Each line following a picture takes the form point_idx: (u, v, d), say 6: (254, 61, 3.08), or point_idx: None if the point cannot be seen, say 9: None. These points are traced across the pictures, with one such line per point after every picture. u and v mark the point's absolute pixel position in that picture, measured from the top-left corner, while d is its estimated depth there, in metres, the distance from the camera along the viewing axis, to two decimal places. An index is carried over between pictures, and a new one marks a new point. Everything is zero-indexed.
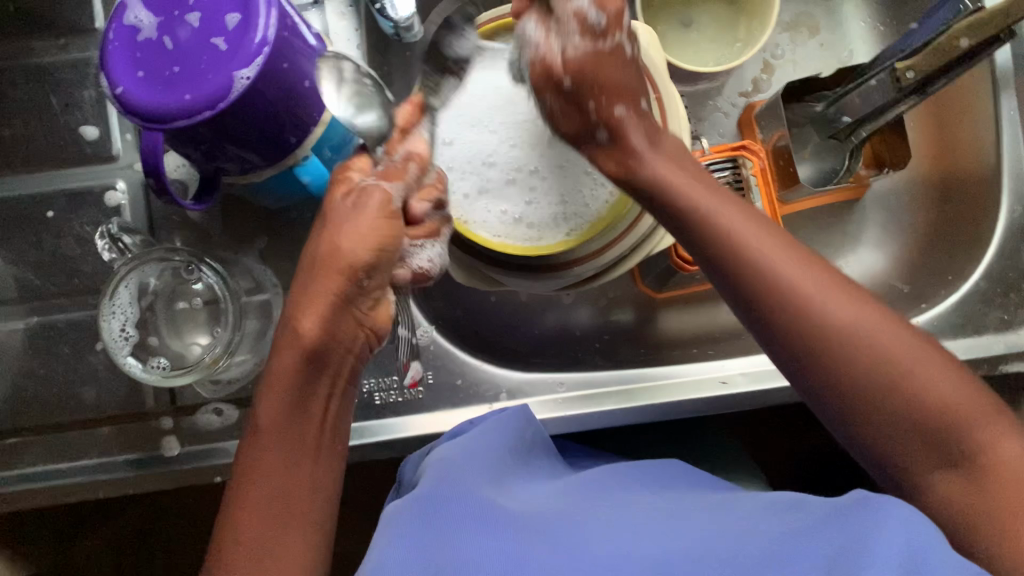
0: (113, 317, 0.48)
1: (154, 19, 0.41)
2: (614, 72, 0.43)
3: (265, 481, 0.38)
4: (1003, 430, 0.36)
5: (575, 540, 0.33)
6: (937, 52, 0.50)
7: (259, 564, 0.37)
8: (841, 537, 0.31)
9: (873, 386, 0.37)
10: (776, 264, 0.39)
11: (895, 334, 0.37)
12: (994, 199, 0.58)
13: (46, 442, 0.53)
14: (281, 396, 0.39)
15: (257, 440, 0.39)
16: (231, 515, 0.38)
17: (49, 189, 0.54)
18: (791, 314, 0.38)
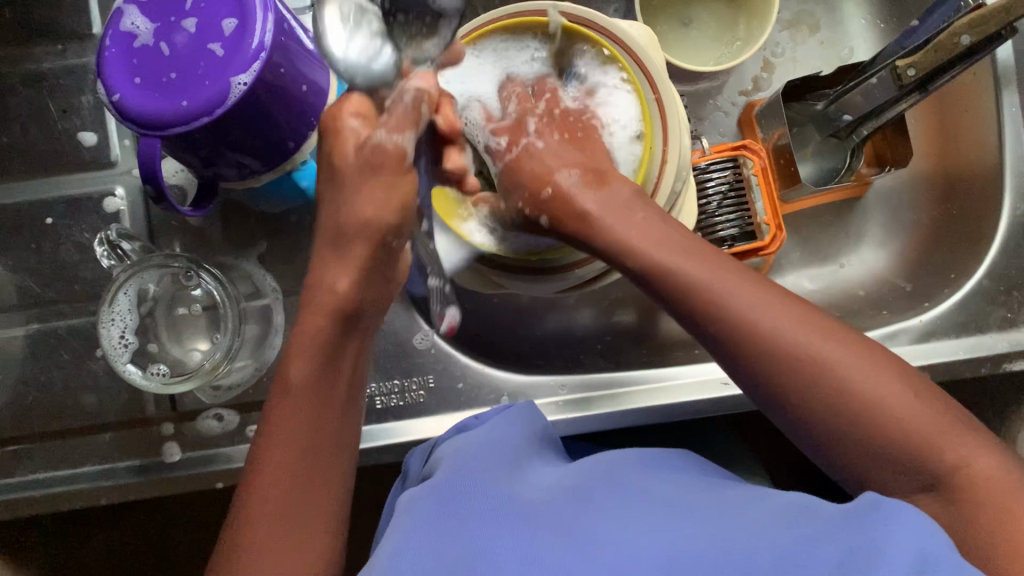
0: (113, 324, 0.48)
1: (151, 26, 0.41)
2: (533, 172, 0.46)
3: (293, 439, 0.38)
4: (977, 452, 0.36)
5: (585, 533, 0.33)
6: (937, 50, 0.50)
7: (286, 523, 0.38)
8: (849, 537, 0.31)
9: (845, 419, 0.38)
10: (744, 309, 0.40)
11: (867, 373, 0.38)
12: (995, 197, 0.58)
13: (46, 449, 0.52)
14: (314, 352, 0.39)
15: (286, 396, 0.39)
16: (251, 477, 0.38)
17: (47, 195, 0.54)
18: (760, 357, 0.39)
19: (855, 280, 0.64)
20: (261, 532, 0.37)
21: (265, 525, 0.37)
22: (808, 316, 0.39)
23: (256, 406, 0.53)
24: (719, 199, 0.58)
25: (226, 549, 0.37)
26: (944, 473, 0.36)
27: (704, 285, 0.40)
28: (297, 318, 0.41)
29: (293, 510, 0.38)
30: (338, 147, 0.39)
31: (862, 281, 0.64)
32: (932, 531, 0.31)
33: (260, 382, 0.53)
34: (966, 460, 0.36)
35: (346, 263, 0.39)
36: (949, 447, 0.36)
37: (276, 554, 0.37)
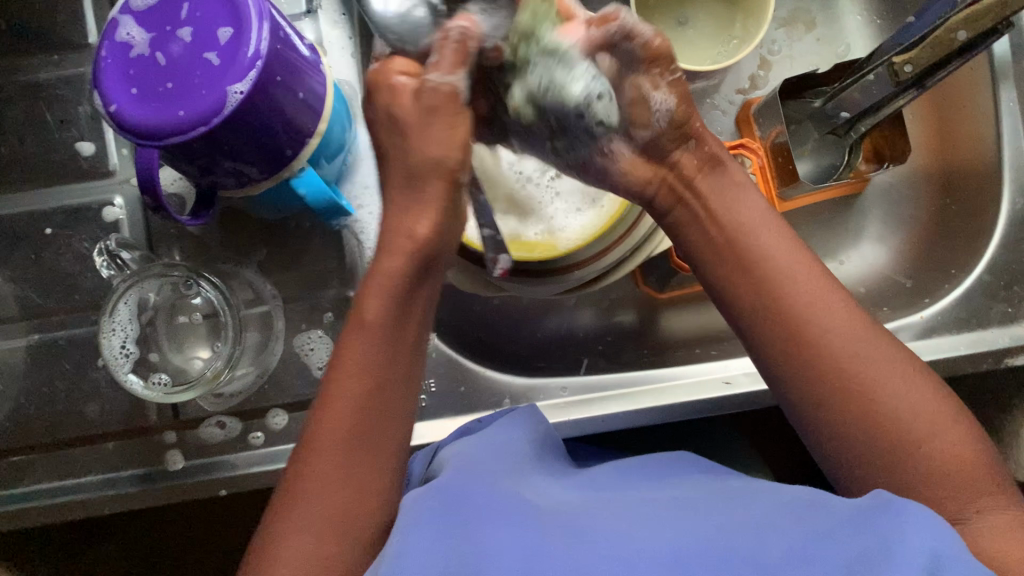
0: (114, 334, 0.48)
1: (147, 36, 0.41)
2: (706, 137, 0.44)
3: (361, 377, 0.37)
4: (966, 445, 0.37)
5: (593, 536, 0.33)
6: (933, 46, 0.50)
7: (347, 464, 0.37)
8: (861, 539, 0.31)
9: (852, 376, 0.38)
10: (780, 253, 0.41)
11: (882, 344, 0.39)
12: (995, 191, 0.58)
13: (50, 459, 0.53)
14: (391, 291, 0.38)
15: (361, 333, 0.38)
16: (320, 405, 0.38)
17: (46, 206, 0.54)
18: (793, 289, 0.40)
19: (855, 277, 0.64)
20: (318, 463, 0.37)
21: (325, 462, 0.37)
22: (881, 336, 0.39)
23: (259, 413, 0.53)
24: None
25: (286, 482, 0.37)
26: (948, 481, 0.36)
27: (747, 225, 0.42)
28: (373, 257, 0.39)
29: (355, 452, 0.37)
30: (391, 99, 0.38)
31: (863, 277, 0.64)
32: (941, 524, 0.31)
33: (263, 389, 0.53)
34: (953, 451, 0.37)
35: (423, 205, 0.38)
36: (942, 434, 0.37)
37: (331, 495, 0.36)
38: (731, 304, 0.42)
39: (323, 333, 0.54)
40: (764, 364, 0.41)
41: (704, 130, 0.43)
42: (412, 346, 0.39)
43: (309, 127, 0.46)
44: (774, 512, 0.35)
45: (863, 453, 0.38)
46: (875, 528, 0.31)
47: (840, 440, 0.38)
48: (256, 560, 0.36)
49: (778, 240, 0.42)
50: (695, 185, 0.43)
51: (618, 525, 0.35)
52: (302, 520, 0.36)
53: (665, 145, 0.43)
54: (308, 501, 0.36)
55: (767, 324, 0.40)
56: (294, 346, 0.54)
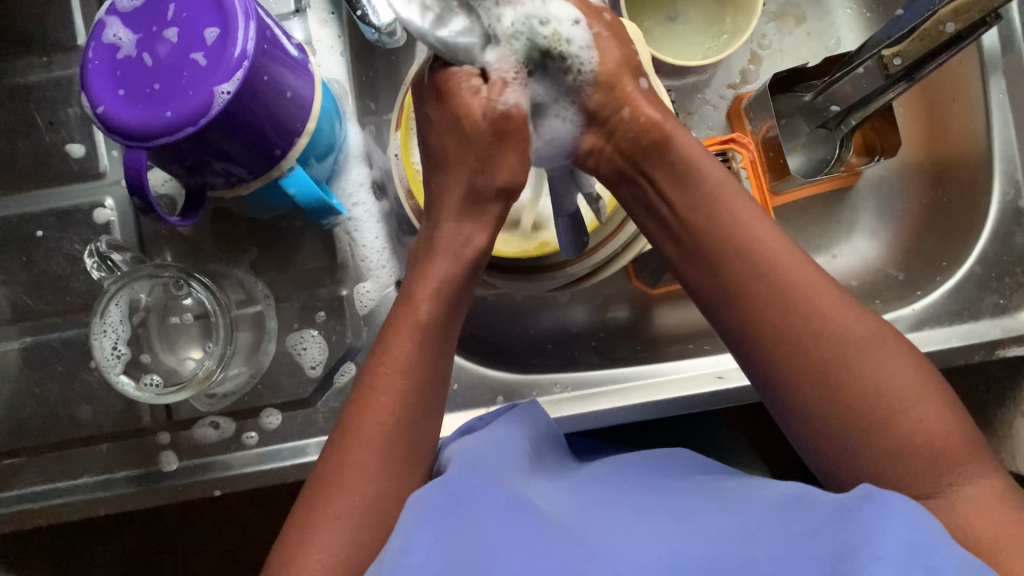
0: (105, 335, 0.48)
1: (133, 37, 0.41)
2: (644, 105, 0.44)
3: (409, 373, 0.39)
4: (941, 417, 0.37)
5: (586, 544, 0.33)
6: (923, 38, 0.50)
7: (390, 458, 0.38)
8: (843, 532, 0.31)
9: (817, 345, 0.38)
10: (749, 221, 0.42)
11: (852, 315, 0.39)
12: (986, 183, 0.58)
13: (45, 461, 0.53)
14: (438, 296, 0.41)
15: (410, 333, 0.40)
16: (365, 386, 0.39)
17: (37, 208, 0.54)
18: (762, 259, 0.40)
19: (848, 271, 0.63)
20: (361, 440, 0.38)
21: (369, 441, 0.38)
22: (855, 308, 0.40)
23: (253, 413, 0.53)
24: None
25: (324, 473, 0.38)
26: (922, 453, 0.36)
27: (714, 194, 0.43)
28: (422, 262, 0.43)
29: (399, 445, 0.38)
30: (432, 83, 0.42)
31: (856, 271, 0.63)
32: (925, 521, 0.30)
33: (256, 389, 0.53)
34: (921, 420, 0.36)
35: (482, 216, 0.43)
36: (917, 403, 0.37)
37: (373, 486, 0.37)
38: (704, 280, 0.42)
39: (316, 332, 0.54)
40: (731, 337, 0.41)
41: (637, 94, 0.43)
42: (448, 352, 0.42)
43: (298, 126, 0.46)
44: (766, 510, 0.35)
45: (832, 428, 0.38)
46: (858, 522, 0.31)
47: (817, 414, 0.38)
48: (289, 547, 0.36)
49: (751, 213, 0.42)
50: (642, 164, 0.44)
51: (613, 534, 0.34)
52: (344, 509, 0.36)
53: (601, 110, 0.44)
54: (351, 490, 0.37)
55: (733, 293, 0.41)
56: (287, 346, 0.54)
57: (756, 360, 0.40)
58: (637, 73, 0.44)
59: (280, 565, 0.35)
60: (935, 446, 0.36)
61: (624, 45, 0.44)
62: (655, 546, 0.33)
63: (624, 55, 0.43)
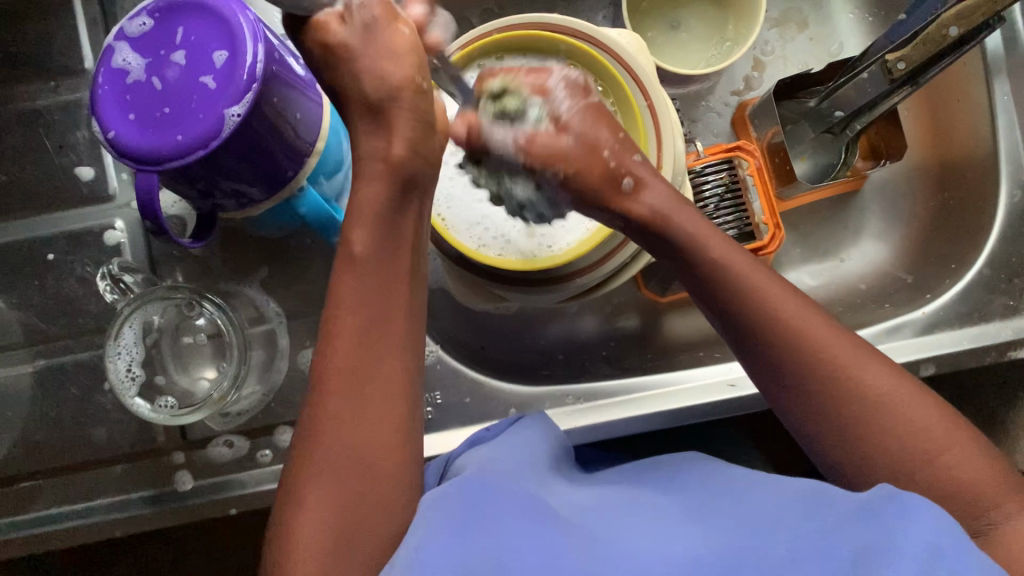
0: (119, 357, 0.48)
1: (142, 61, 0.42)
2: (648, 205, 0.44)
3: (361, 313, 0.36)
4: (973, 462, 0.37)
5: (603, 538, 0.33)
6: (927, 42, 0.50)
7: (358, 400, 0.35)
8: (862, 534, 0.31)
9: (840, 397, 0.39)
10: (762, 280, 0.41)
11: (878, 369, 0.39)
12: (992, 185, 0.58)
13: (58, 483, 0.53)
14: (372, 221, 0.37)
15: (350, 269, 0.36)
16: (322, 357, 0.35)
17: (47, 232, 0.54)
18: (789, 328, 0.40)
19: (855, 275, 0.64)
20: (327, 426, 0.34)
21: (331, 424, 0.34)
22: (883, 361, 0.40)
23: (267, 431, 0.53)
24: (717, 200, 0.58)
25: (302, 428, 0.35)
26: (955, 497, 0.36)
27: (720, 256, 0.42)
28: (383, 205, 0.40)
29: (364, 386, 0.35)
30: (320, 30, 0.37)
31: (864, 275, 0.64)
32: (943, 515, 0.31)
33: (267, 407, 0.53)
34: (954, 469, 0.37)
35: (390, 132, 0.37)
36: (951, 450, 0.37)
37: (352, 432, 0.34)
38: (738, 345, 0.42)
39: None
40: (771, 393, 0.41)
41: (629, 200, 0.44)
42: (408, 281, 0.37)
43: (306, 145, 0.46)
44: (786, 498, 0.35)
45: (872, 478, 0.38)
46: (879, 518, 0.32)
47: (857, 466, 0.38)
48: (287, 506, 0.33)
49: (774, 280, 0.42)
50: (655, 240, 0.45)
51: (625, 526, 0.35)
52: (324, 460, 0.34)
53: (608, 211, 0.45)
54: (327, 441, 0.34)
55: (751, 344, 0.41)
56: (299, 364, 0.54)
57: (793, 416, 0.41)
58: (617, 180, 0.44)
59: (280, 526, 0.33)
60: (966, 490, 0.36)
61: (592, 155, 0.44)
62: (669, 539, 0.33)
63: (597, 170, 0.44)
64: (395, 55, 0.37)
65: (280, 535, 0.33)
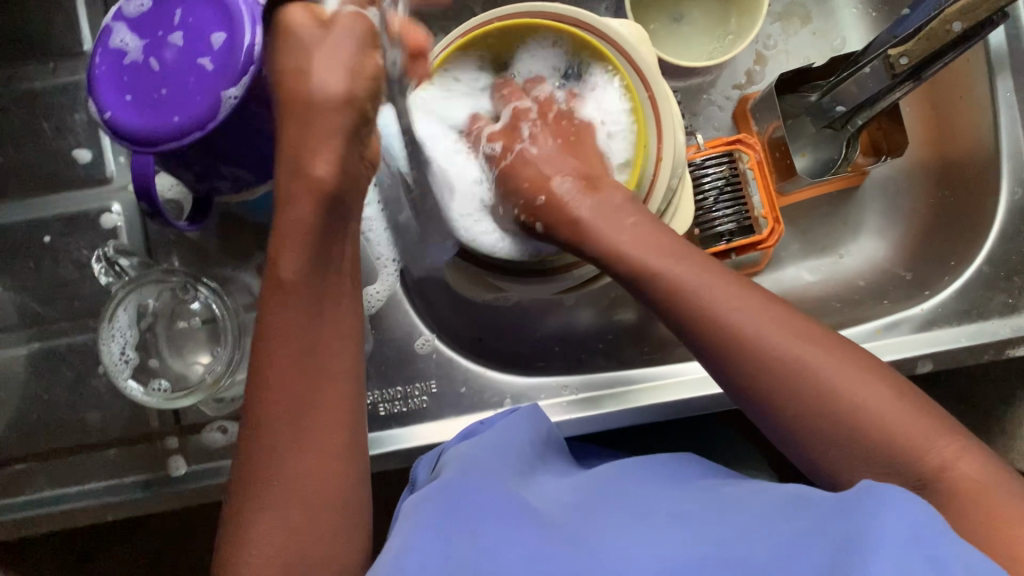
0: (113, 340, 0.48)
1: (140, 42, 0.41)
2: (556, 222, 0.47)
3: (293, 345, 0.37)
4: (891, 409, 0.37)
5: (587, 539, 0.33)
6: (930, 37, 0.50)
7: (298, 426, 0.37)
8: (841, 530, 0.30)
9: (752, 361, 0.39)
10: (687, 272, 0.42)
11: (785, 328, 0.39)
12: (994, 182, 0.57)
13: (50, 466, 0.52)
14: (303, 246, 0.37)
15: (279, 297, 0.37)
16: (256, 387, 0.37)
17: (43, 214, 0.54)
18: (694, 296, 0.41)
19: (853, 272, 0.64)
20: (271, 456, 0.36)
21: (274, 453, 0.36)
22: (792, 318, 0.40)
23: None
24: (716, 194, 0.58)
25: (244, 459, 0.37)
26: (877, 446, 0.36)
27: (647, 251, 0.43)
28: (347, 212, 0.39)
29: (303, 414, 0.37)
30: (292, 18, 0.35)
31: (862, 272, 0.64)
32: (929, 514, 0.30)
33: None
34: (872, 415, 0.37)
35: (316, 154, 0.36)
36: (866, 399, 0.37)
37: (294, 467, 0.37)
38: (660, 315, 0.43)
39: None
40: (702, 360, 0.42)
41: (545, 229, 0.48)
42: (336, 299, 0.39)
43: None
44: (771, 505, 0.34)
45: (799, 438, 0.38)
46: (858, 518, 0.30)
47: (786, 428, 0.39)
48: (236, 527, 0.36)
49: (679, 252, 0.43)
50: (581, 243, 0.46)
51: (606, 529, 0.34)
52: (268, 496, 0.36)
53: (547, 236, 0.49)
54: (271, 470, 0.36)
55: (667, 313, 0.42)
56: None
57: (724, 383, 0.41)
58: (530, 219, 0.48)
59: (230, 546, 0.36)
60: (886, 438, 0.36)
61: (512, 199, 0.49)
62: (653, 538, 0.33)
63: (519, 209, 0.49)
64: (354, 72, 0.36)
65: (229, 553, 0.36)
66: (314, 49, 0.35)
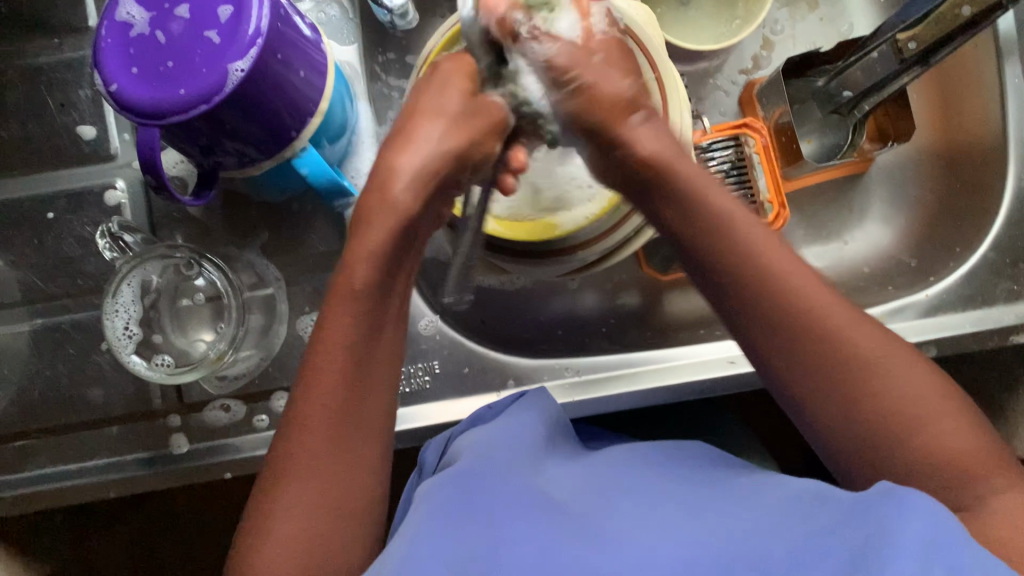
0: (117, 315, 0.48)
1: (146, 15, 0.41)
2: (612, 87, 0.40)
3: (345, 355, 0.37)
4: (962, 433, 0.37)
5: (603, 528, 0.32)
6: (938, 21, 0.49)
7: (337, 437, 0.37)
8: (863, 528, 0.30)
9: (832, 357, 0.38)
10: (764, 251, 0.39)
11: (868, 331, 0.38)
12: (1001, 168, 0.57)
13: (53, 442, 0.52)
14: (376, 261, 0.37)
15: (344, 305, 0.36)
16: (300, 394, 0.37)
17: (47, 190, 0.54)
18: (781, 281, 0.39)
19: (859, 258, 0.64)
20: (304, 466, 0.36)
21: (308, 460, 0.36)
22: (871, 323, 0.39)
23: (262, 396, 0.53)
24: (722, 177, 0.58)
25: (273, 461, 0.37)
26: (941, 465, 0.36)
27: (723, 221, 0.40)
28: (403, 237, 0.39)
29: (345, 424, 0.37)
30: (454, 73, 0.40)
31: (868, 258, 0.64)
32: (945, 513, 0.29)
33: (266, 371, 0.53)
34: (943, 436, 0.37)
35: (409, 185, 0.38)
36: (938, 418, 0.37)
37: (323, 475, 0.37)
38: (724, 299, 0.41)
39: None
40: (759, 349, 0.40)
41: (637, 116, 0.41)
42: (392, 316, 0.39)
43: (310, 107, 0.45)
44: (785, 503, 0.34)
45: (857, 440, 0.38)
46: (875, 516, 0.30)
47: (843, 432, 0.38)
48: (257, 530, 0.36)
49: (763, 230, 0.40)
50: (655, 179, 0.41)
51: (617, 517, 0.34)
52: (294, 503, 0.36)
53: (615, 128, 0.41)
54: (304, 479, 0.36)
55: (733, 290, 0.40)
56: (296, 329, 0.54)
57: (784, 379, 0.39)
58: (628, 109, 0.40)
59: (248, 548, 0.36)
60: (955, 460, 0.36)
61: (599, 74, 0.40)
62: (658, 526, 0.32)
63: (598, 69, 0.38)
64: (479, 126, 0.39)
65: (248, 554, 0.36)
66: (448, 89, 0.39)
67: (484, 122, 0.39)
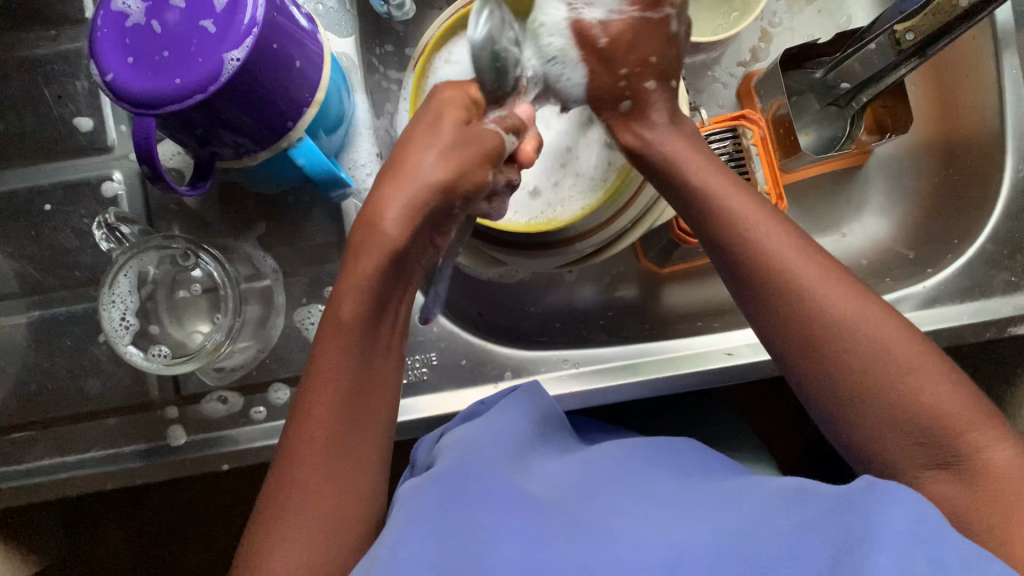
0: (114, 306, 0.48)
1: (141, 5, 0.41)
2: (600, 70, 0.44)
3: (339, 383, 0.38)
4: (942, 387, 0.37)
5: (595, 526, 0.32)
6: (936, 12, 0.49)
7: (330, 463, 0.37)
8: (843, 524, 0.30)
9: (807, 316, 0.40)
10: (753, 219, 0.42)
11: (847, 293, 0.40)
12: (998, 159, 0.57)
13: (51, 433, 0.53)
14: (363, 294, 0.38)
15: (337, 337, 0.38)
16: (295, 421, 0.38)
17: (44, 181, 0.54)
18: (763, 246, 0.41)
19: (857, 250, 0.64)
20: (298, 491, 0.37)
21: (301, 485, 0.37)
22: (853, 284, 0.40)
23: (260, 388, 0.53)
24: None
25: (269, 487, 0.38)
26: (919, 421, 0.37)
27: (709, 193, 0.43)
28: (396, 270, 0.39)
29: (338, 450, 0.38)
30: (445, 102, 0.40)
31: (865, 250, 0.64)
32: (929, 516, 0.29)
33: (264, 363, 0.53)
34: (922, 390, 0.37)
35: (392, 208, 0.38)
36: (916, 372, 0.38)
37: (315, 501, 0.37)
38: (722, 263, 0.44)
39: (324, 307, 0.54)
40: (753, 312, 0.43)
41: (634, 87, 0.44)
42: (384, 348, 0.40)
43: (305, 97, 0.45)
44: (771, 495, 0.34)
45: (839, 399, 0.39)
46: (856, 511, 0.30)
47: (825, 390, 0.39)
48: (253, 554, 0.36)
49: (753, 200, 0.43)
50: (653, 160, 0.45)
51: (613, 516, 0.34)
52: (290, 528, 0.36)
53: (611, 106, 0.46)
54: (297, 503, 0.37)
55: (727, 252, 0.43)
56: (295, 321, 0.54)
57: (774, 339, 0.42)
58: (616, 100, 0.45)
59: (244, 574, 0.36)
60: (934, 416, 0.37)
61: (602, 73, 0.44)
62: (653, 526, 0.32)
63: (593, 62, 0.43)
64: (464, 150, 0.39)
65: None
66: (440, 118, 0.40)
67: (476, 151, 0.39)
